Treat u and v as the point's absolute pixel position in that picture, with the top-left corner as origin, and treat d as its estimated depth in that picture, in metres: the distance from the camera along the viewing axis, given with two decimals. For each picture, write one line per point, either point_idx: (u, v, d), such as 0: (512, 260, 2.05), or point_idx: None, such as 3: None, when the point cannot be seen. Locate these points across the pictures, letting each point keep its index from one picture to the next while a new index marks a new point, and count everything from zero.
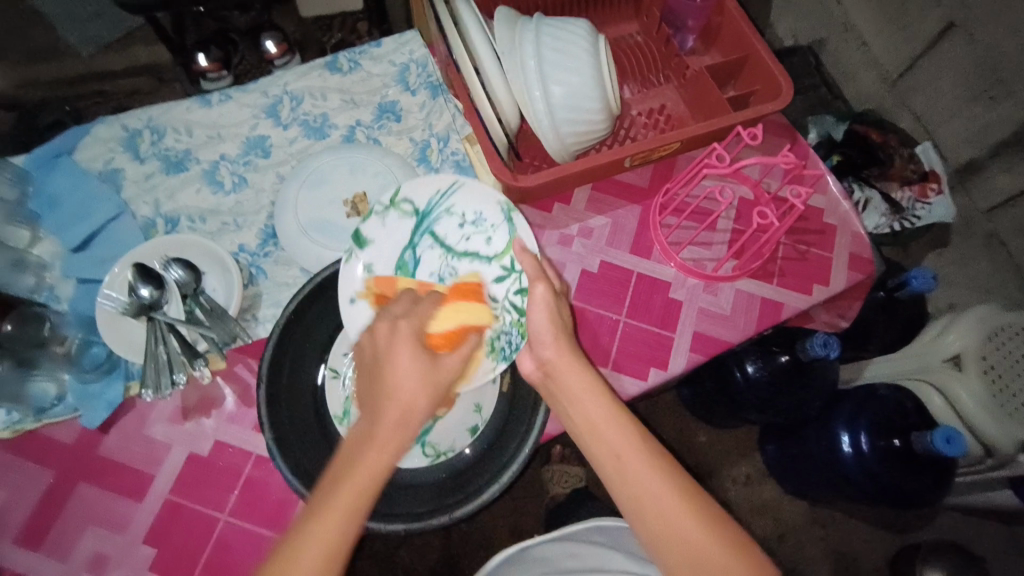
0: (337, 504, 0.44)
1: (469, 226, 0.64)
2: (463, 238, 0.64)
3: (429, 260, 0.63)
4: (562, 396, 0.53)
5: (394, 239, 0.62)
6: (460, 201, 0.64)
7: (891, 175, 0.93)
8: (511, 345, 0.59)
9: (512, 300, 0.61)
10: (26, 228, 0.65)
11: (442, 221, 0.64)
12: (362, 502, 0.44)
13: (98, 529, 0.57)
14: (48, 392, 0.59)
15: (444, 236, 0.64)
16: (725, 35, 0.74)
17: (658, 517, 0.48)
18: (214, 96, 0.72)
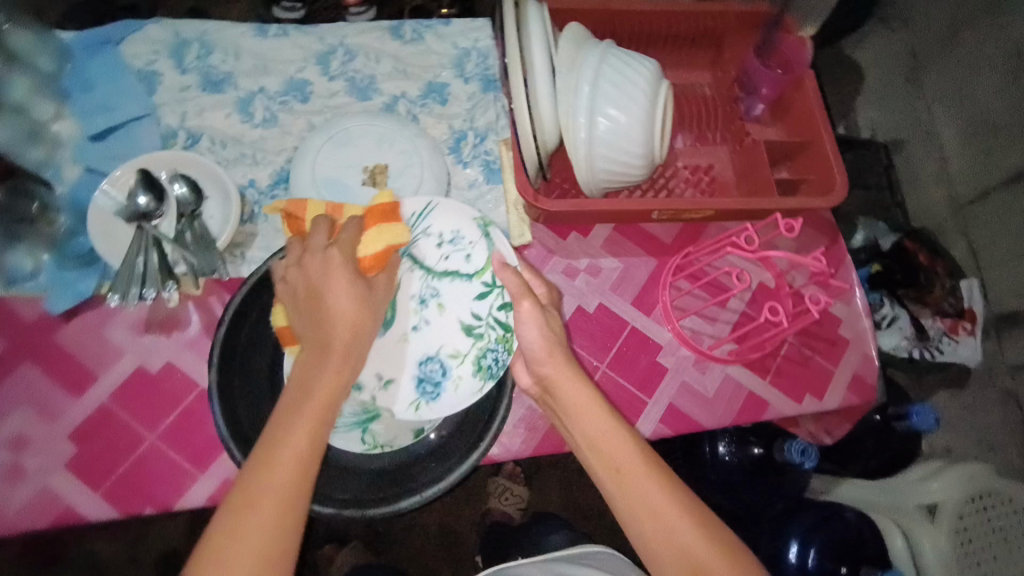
0: (287, 470, 0.43)
1: (452, 246, 0.60)
2: (444, 258, 0.60)
3: (407, 283, 0.59)
4: (561, 405, 0.51)
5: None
6: (440, 219, 0.60)
7: (927, 300, 0.88)
8: (498, 363, 0.57)
9: (496, 317, 0.58)
10: (53, 104, 0.64)
11: (420, 242, 0.60)
12: (325, 414, 0.46)
13: (30, 411, 0.56)
14: (24, 265, 0.59)
15: (422, 257, 0.60)
16: (794, 113, 0.70)
17: (666, 542, 0.45)
18: (272, 28, 0.71)
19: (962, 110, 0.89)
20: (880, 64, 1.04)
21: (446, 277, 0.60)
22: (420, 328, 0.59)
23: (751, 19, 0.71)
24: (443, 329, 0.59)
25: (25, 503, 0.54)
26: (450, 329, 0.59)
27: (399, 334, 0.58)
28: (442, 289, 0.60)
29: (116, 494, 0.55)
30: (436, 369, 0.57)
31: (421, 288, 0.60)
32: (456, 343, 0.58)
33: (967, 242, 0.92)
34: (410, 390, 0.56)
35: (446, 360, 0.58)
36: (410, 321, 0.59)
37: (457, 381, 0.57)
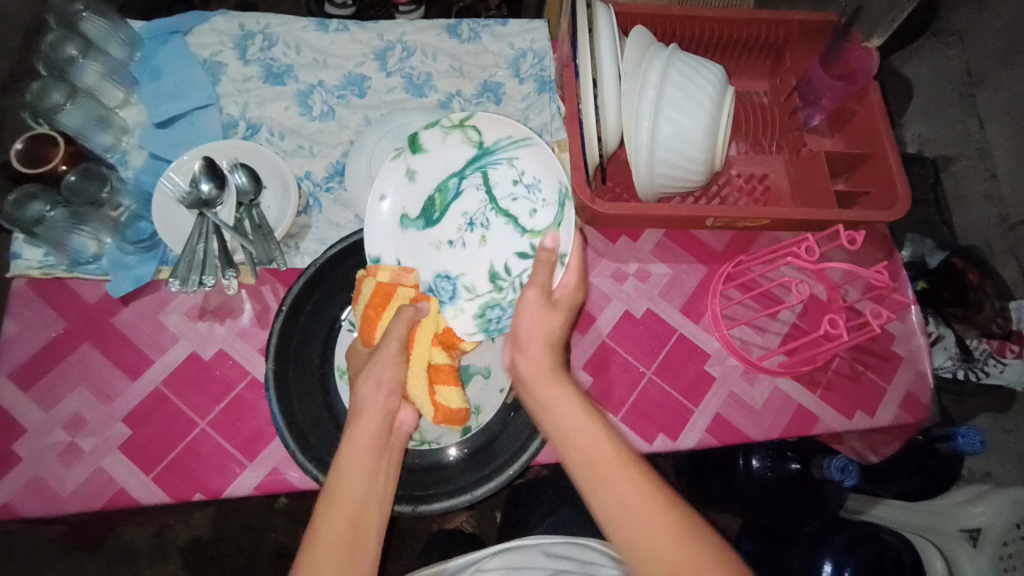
0: (345, 506, 0.45)
1: (523, 193, 0.62)
2: (512, 199, 0.62)
3: (469, 199, 0.63)
4: (542, 403, 0.51)
5: (452, 151, 0.62)
6: (529, 165, 0.61)
7: (975, 320, 0.83)
8: (498, 322, 0.59)
9: (521, 284, 0.60)
10: (122, 91, 0.67)
11: (500, 168, 0.62)
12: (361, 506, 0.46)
13: (87, 393, 0.57)
14: (87, 248, 0.61)
15: (493, 182, 0.63)
16: (856, 125, 0.69)
17: (633, 537, 0.44)
18: (333, 23, 0.72)
19: (1017, 127, 0.88)
20: (927, 79, 1.01)
21: (504, 216, 0.62)
22: (458, 243, 0.63)
23: (814, 28, 0.70)
24: (473, 257, 0.62)
25: (79, 485, 0.54)
26: (480, 262, 0.62)
27: (436, 239, 0.62)
28: (499, 226, 0.62)
29: (167, 479, 0.55)
30: (449, 288, 0.61)
31: (477, 211, 0.63)
32: (476, 281, 0.61)
33: (1016, 262, 0.90)
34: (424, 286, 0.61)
35: (461, 285, 0.61)
36: (455, 230, 0.63)
37: (456, 312, 0.60)
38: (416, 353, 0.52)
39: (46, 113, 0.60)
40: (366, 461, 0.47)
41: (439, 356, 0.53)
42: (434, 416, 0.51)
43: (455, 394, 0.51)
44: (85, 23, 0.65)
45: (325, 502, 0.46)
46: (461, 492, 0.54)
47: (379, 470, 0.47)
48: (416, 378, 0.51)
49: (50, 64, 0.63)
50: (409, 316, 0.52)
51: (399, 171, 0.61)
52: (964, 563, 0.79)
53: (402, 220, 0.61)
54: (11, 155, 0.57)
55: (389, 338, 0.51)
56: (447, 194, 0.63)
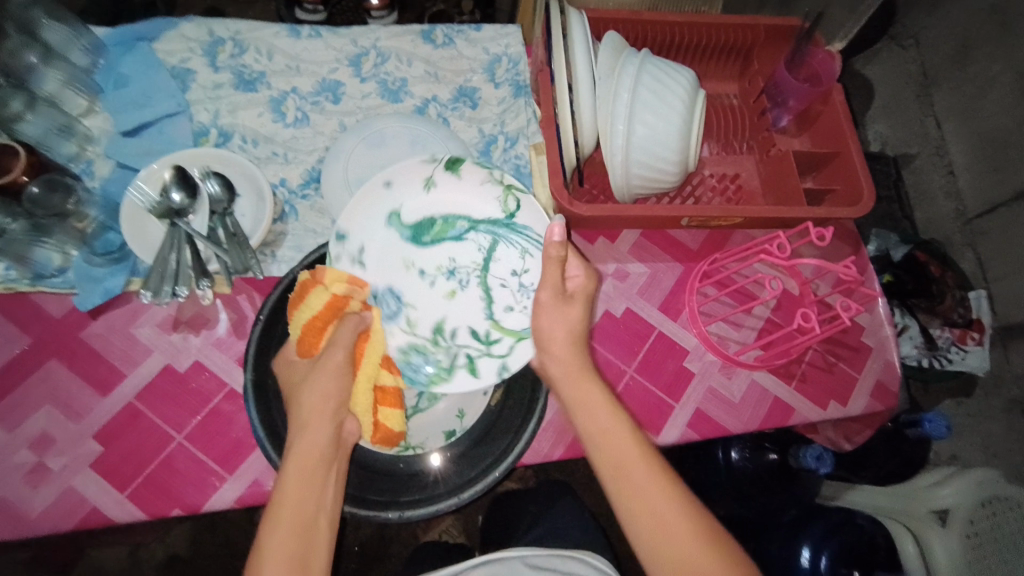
0: (286, 520, 0.45)
1: (508, 288, 0.61)
2: (500, 284, 0.61)
3: (464, 251, 0.62)
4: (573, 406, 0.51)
5: (477, 196, 0.61)
6: (530, 269, 0.61)
7: (938, 311, 0.88)
8: (416, 374, 0.58)
9: (457, 361, 0.59)
10: (85, 98, 0.65)
11: (507, 254, 0.62)
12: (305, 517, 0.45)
13: (55, 410, 0.55)
14: (51, 262, 0.59)
15: (496, 259, 0.62)
16: (822, 126, 0.72)
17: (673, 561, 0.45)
18: (305, 29, 0.71)
19: (970, 126, 0.91)
20: (887, 81, 1.05)
21: (483, 294, 0.61)
22: (428, 278, 0.62)
23: (779, 32, 0.73)
24: (430, 299, 0.61)
25: (48, 505, 0.52)
26: (430, 306, 0.61)
27: (410, 259, 0.61)
28: (474, 292, 0.62)
29: (142, 496, 0.54)
30: (389, 309, 0.60)
31: (466, 269, 0.62)
32: (419, 321, 0.60)
33: (974, 254, 0.94)
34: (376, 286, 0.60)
35: (404, 313, 0.60)
36: (434, 264, 0.62)
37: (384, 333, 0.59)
38: (364, 369, 0.52)
39: (7, 123, 0.58)
40: (313, 476, 0.46)
41: (385, 377, 0.53)
42: (372, 434, 0.51)
43: (397, 418, 0.52)
44: (46, 30, 0.62)
45: (270, 520, 0.45)
46: (446, 496, 0.53)
47: (323, 482, 0.46)
48: (362, 399, 0.51)
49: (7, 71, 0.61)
50: (355, 327, 0.52)
51: (416, 176, 0.60)
52: (936, 545, 0.81)
53: (393, 217, 0.60)
54: None
55: (337, 347, 0.51)
56: (450, 230, 0.62)
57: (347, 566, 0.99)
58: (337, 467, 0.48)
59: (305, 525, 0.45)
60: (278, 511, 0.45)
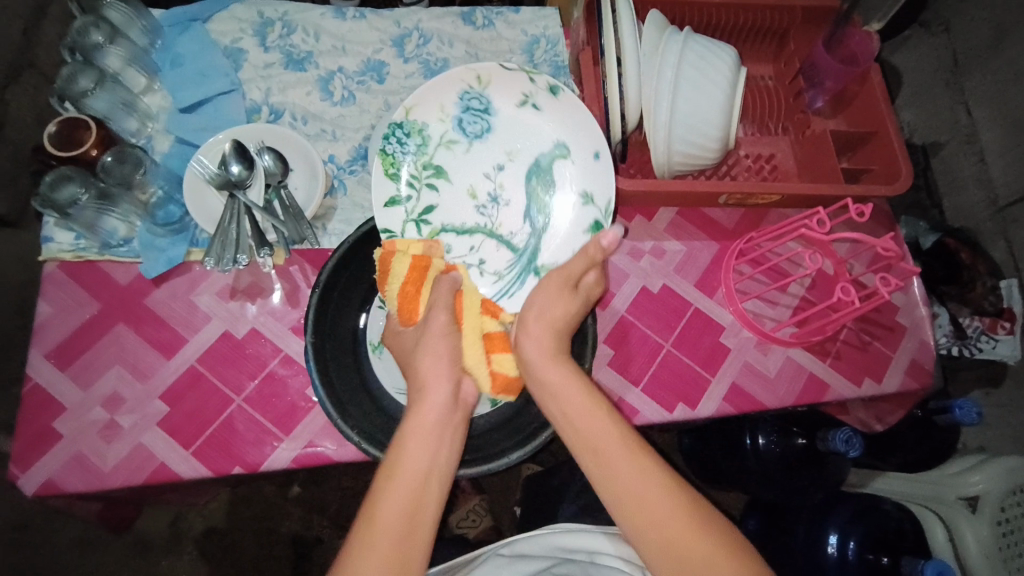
0: (408, 477, 0.45)
1: (458, 249, 0.63)
2: (471, 244, 0.64)
3: (507, 220, 0.65)
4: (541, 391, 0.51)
5: (565, 244, 0.63)
6: (480, 276, 0.63)
7: (968, 299, 0.88)
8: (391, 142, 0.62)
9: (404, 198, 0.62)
10: (144, 76, 0.68)
11: (496, 259, 0.63)
12: (428, 472, 0.46)
13: (124, 371, 0.58)
14: (118, 231, 0.62)
15: (495, 249, 0.64)
16: (858, 106, 0.73)
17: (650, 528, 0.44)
18: (350, 11, 0.73)
19: (1004, 112, 0.89)
20: (918, 68, 1.02)
21: (466, 228, 0.64)
22: (492, 175, 0.65)
23: (818, 13, 0.73)
24: (475, 167, 0.65)
25: (120, 460, 0.55)
26: (470, 164, 0.65)
27: (507, 158, 0.65)
28: (471, 215, 0.64)
29: (206, 453, 0.56)
30: (471, 120, 0.65)
31: (502, 222, 0.65)
32: (444, 152, 0.65)
33: (1006, 242, 0.91)
34: (495, 101, 0.65)
35: (462, 141, 0.65)
36: (505, 181, 0.65)
37: (445, 113, 0.64)
38: (469, 322, 0.53)
39: (76, 98, 0.62)
40: (432, 436, 0.47)
41: (490, 324, 0.55)
42: (492, 386, 0.53)
43: (511, 362, 0.54)
44: (108, 9, 0.66)
45: (386, 474, 0.45)
46: (497, 457, 0.54)
47: (444, 444, 0.48)
48: (473, 350, 0.53)
49: (76, 49, 0.65)
50: (450, 287, 0.54)
51: (586, 185, 0.63)
52: (965, 531, 0.79)
53: (563, 155, 0.65)
54: (44, 137, 0.59)
55: (438, 309, 0.53)
56: (527, 205, 0.65)
57: None
58: (457, 432, 0.49)
59: (419, 484, 0.45)
60: (396, 465, 0.45)
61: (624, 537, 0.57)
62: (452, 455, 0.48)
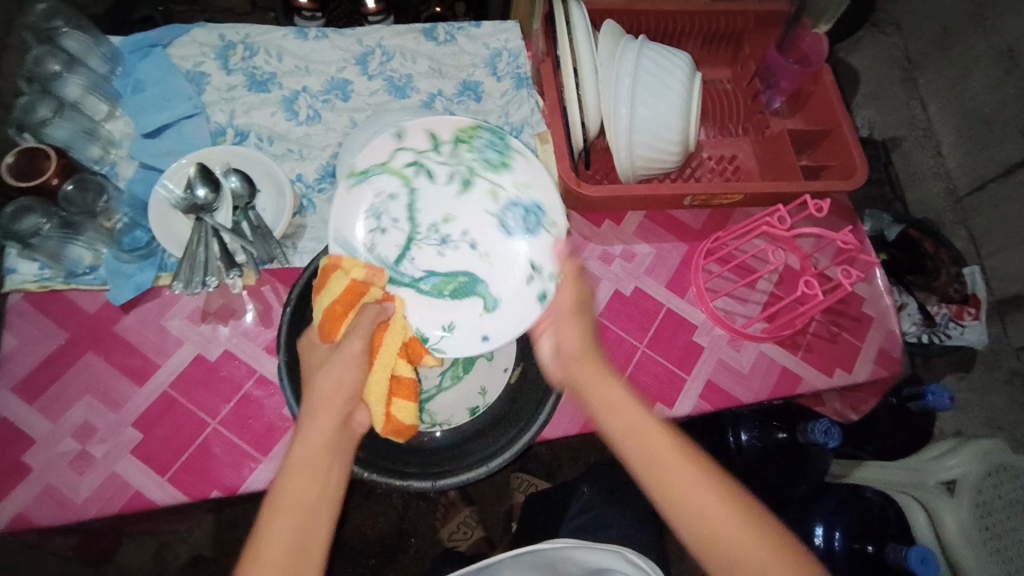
0: (291, 510, 0.44)
1: (386, 207, 0.62)
2: (396, 220, 0.62)
3: (420, 254, 0.63)
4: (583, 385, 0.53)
5: (420, 317, 0.60)
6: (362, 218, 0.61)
7: (934, 287, 0.89)
8: (489, 142, 0.63)
9: (439, 157, 0.63)
10: (106, 104, 0.68)
11: (378, 248, 0.61)
12: (315, 501, 0.45)
13: (95, 400, 0.57)
14: (82, 260, 0.62)
15: (394, 244, 0.62)
16: (812, 105, 0.75)
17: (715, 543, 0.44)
18: (312, 31, 0.74)
19: (955, 108, 0.92)
20: (874, 67, 1.05)
21: (413, 219, 0.63)
22: (464, 241, 0.63)
23: (769, 17, 0.76)
24: (476, 222, 0.64)
25: (94, 490, 0.54)
26: (478, 215, 0.64)
27: (484, 258, 0.63)
28: (427, 221, 0.63)
29: (182, 479, 0.56)
30: (512, 211, 0.63)
31: (431, 246, 0.63)
32: (488, 196, 0.64)
33: (967, 231, 0.94)
34: (538, 240, 0.62)
35: (502, 215, 0.63)
36: (460, 251, 0.63)
37: (519, 187, 0.63)
38: (381, 359, 0.51)
39: (36, 128, 0.62)
40: (320, 461, 0.46)
41: (402, 368, 0.53)
42: (383, 425, 0.51)
43: (410, 411, 0.51)
44: (65, 39, 0.66)
45: (269, 511, 0.44)
46: (476, 465, 0.54)
47: (333, 467, 0.46)
48: (377, 388, 0.50)
49: (33, 79, 0.65)
50: (376, 317, 0.52)
51: (465, 332, 0.60)
52: (945, 516, 0.77)
53: (485, 303, 0.61)
54: (1, 168, 0.58)
55: (355, 337, 0.50)
56: (427, 277, 0.62)
57: (367, 560, 1.01)
58: (346, 453, 0.48)
59: (303, 519, 0.44)
60: (278, 496, 0.45)
61: (628, 553, 0.51)
62: (339, 482, 0.47)
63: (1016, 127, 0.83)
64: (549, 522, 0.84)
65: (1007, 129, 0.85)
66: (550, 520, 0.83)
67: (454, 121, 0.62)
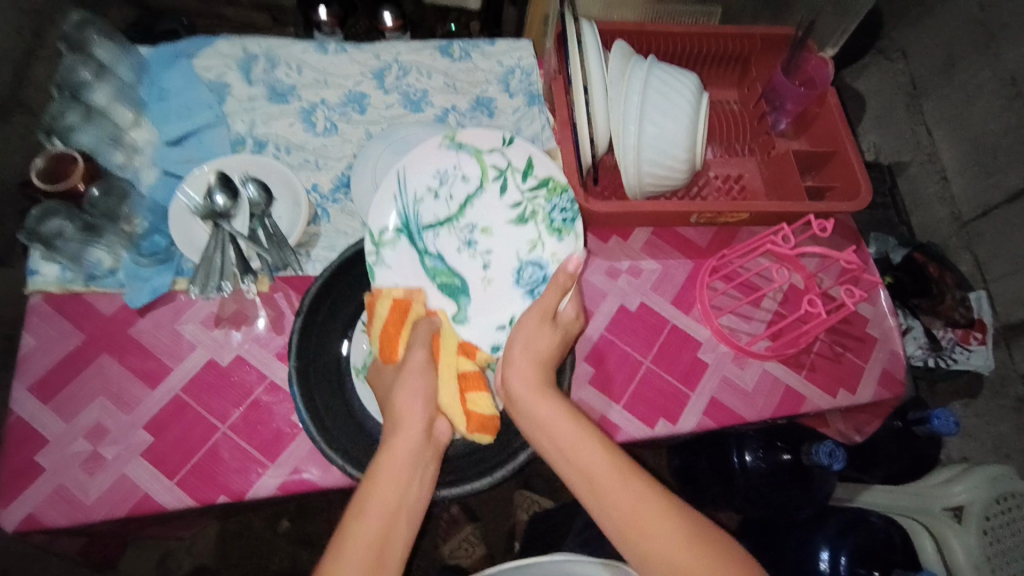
0: (375, 516, 0.47)
1: (453, 181, 0.65)
2: (450, 198, 0.64)
3: (445, 239, 0.64)
4: (532, 427, 0.52)
5: (404, 277, 0.61)
6: (427, 177, 0.63)
7: (940, 311, 0.90)
8: (562, 210, 0.64)
9: (523, 186, 0.65)
10: (132, 111, 0.70)
11: (422, 211, 0.63)
12: (398, 509, 0.48)
13: (108, 402, 0.58)
14: (102, 262, 0.63)
15: (433, 217, 0.64)
16: (817, 127, 0.76)
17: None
18: (332, 45, 0.76)
19: (962, 133, 0.92)
20: (880, 92, 1.07)
21: (466, 207, 0.65)
22: (479, 257, 0.64)
23: (775, 40, 0.78)
24: (501, 256, 0.64)
25: (103, 491, 0.55)
26: (506, 249, 0.65)
27: (480, 281, 0.63)
28: (472, 220, 0.65)
29: (190, 483, 0.56)
30: (534, 272, 0.64)
31: (459, 238, 0.64)
32: (524, 239, 0.65)
33: (972, 256, 0.94)
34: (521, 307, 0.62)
35: (520, 271, 0.64)
36: (473, 260, 0.64)
37: (551, 258, 0.64)
38: (445, 360, 0.53)
39: (64, 134, 0.64)
40: (409, 472, 0.49)
41: (465, 363, 0.54)
42: (467, 424, 0.51)
43: (486, 400, 0.52)
44: (96, 47, 0.68)
45: (355, 509, 0.47)
46: (482, 475, 0.55)
47: (422, 479, 0.49)
48: (447, 392, 0.52)
49: (64, 87, 0.66)
50: (428, 327, 0.55)
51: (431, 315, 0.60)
52: (953, 543, 0.77)
53: (457, 313, 0.62)
54: (32, 172, 0.61)
55: (417, 348, 0.53)
56: (432, 262, 0.63)
57: None
58: (432, 466, 0.50)
59: (385, 521, 0.47)
60: (366, 501, 0.47)
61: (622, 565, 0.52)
62: (423, 490, 0.49)
63: (1017, 153, 0.84)
64: (553, 538, 0.84)
65: (1010, 155, 0.85)
66: (557, 536, 0.84)
67: (553, 170, 0.64)
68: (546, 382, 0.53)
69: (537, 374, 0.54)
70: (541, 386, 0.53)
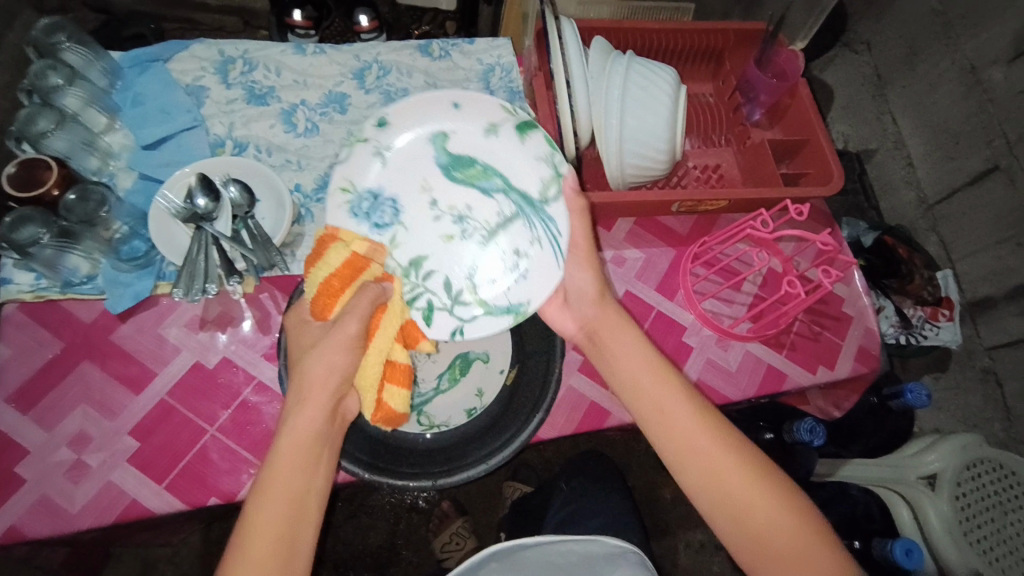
0: (279, 498, 0.44)
1: (514, 260, 0.61)
2: (500, 256, 0.61)
3: (484, 206, 0.63)
4: (608, 352, 0.55)
5: (519, 159, 0.62)
6: (533, 258, 0.61)
7: (909, 290, 0.93)
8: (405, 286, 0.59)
9: (425, 299, 0.59)
10: (105, 116, 0.69)
11: (517, 229, 0.62)
12: (306, 490, 0.45)
13: (90, 410, 0.58)
14: (80, 269, 0.62)
15: (510, 233, 0.62)
16: (789, 117, 0.79)
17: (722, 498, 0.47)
18: (310, 47, 0.76)
19: (925, 120, 0.96)
20: (845, 83, 1.10)
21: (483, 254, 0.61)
22: (438, 211, 0.62)
23: (749, 34, 0.80)
24: (422, 223, 0.62)
25: (89, 499, 0.54)
26: (425, 230, 0.62)
27: (430, 187, 0.63)
28: (469, 244, 0.62)
29: (179, 486, 0.56)
30: (384, 218, 0.61)
31: (479, 224, 0.62)
32: (403, 241, 0.61)
33: (937, 237, 0.98)
34: (373, 184, 0.61)
35: (392, 231, 0.61)
36: (467, 194, 0.63)
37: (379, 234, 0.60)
38: (378, 343, 0.50)
39: (36, 140, 0.63)
40: (308, 457, 0.46)
41: (398, 353, 0.52)
42: (374, 412, 0.50)
43: (401, 398, 0.51)
44: (65, 52, 0.68)
45: (261, 493, 0.44)
46: (477, 463, 0.55)
47: (325, 460, 0.46)
48: (371, 372, 0.49)
49: (35, 91, 0.66)
50: (373, 298, 0.50)
51: (476, 125, 0.62)
52: (927, 508, 0.79)
53: (437, 140, 0.62)
54: (3, 179, 0.59)
55: (350, 317, 0.49)
56: (481, 180, 0.63)
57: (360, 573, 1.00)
58: (333, 447, 0.47)
59: (296, 502, 0.44)
60: (266, 487, 0.44)
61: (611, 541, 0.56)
62: (330, 474, 0.47)
63: (978, 136, 0.87)
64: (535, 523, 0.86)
65: (970, 138, 0.89)
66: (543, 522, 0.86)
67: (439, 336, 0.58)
68: (625, 317, 0.56)
69: (618, 312, 0.56)
70: (622, 320, 0.56)
